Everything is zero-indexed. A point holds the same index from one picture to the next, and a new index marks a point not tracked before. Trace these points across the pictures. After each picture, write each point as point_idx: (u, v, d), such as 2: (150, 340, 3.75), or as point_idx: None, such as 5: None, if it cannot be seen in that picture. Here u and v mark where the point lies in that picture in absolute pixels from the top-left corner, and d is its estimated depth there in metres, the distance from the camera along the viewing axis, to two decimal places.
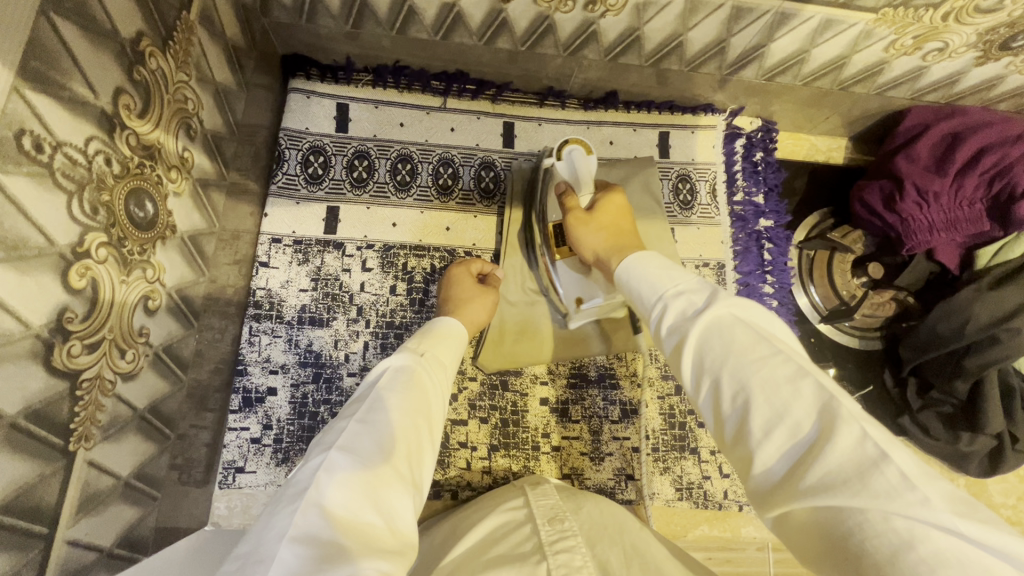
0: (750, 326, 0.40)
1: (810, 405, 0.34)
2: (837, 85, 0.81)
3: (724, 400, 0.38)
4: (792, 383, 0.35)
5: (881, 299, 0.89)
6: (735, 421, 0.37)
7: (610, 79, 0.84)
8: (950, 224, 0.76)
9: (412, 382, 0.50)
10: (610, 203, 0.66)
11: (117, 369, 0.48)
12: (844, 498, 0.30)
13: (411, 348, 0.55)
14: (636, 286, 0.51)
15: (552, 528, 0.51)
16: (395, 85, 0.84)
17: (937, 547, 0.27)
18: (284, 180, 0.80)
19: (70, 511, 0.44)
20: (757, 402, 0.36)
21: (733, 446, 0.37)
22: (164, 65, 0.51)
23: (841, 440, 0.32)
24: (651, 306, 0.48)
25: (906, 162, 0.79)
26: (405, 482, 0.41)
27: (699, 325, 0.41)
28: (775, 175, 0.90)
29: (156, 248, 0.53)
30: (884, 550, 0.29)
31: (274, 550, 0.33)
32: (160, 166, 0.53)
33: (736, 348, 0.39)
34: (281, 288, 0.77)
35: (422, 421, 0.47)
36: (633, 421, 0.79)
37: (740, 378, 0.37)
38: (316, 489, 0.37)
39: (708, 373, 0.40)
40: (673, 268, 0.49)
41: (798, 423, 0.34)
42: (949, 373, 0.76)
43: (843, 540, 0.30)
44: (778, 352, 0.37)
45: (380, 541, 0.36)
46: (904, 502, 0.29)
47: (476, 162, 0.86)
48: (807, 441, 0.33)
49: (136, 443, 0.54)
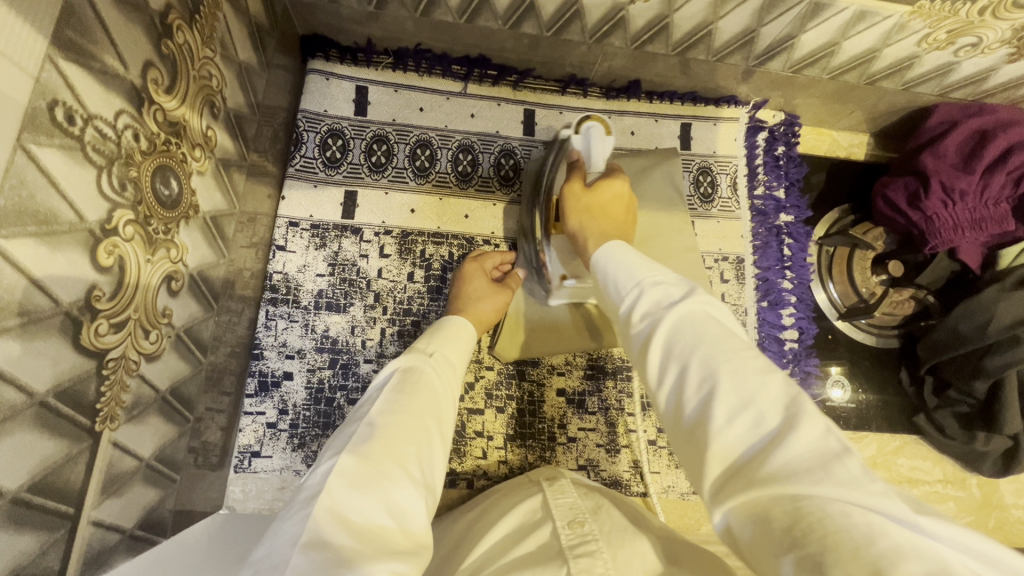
0: (721, 323, 0.40)
1: (777, 401, 0.34)
2: (865, 79, 0.80)
3: (689, 387, 0.37)
4: (761, 378, 0.35)
5: (900, 297, 0.88)
6: (697, 411, 0.36)
7: (634, 68, 0.83)
8: (976, 223, 0.76)
9: (418, 381, 0.49)
10: (619, 182, 0.64)
11: (141, 350, 0.48)
12: (804, 486, 0.30)
13: (416, 348, 0.55)
14: (612, 274, 0.49)
15: (573, 532, 0.50)
16: (416, 69, 0.82)
17: (895, 539, 0.26)
18: (302, 163, 0.79)
19: (96, 492, 0.43)
20: (724, 392, 0.35)
21: (689, 434, 0.36)
22: (190, 39, 0.50)
23: (804, 433, 0.32)
24: (626, 293, 0.46)
25: (933, 158, 0.78)
26: (417, 482, 0.40)
27: (673, 315, 0.41)
28: (797, 169, 0.89)
29: (179, 228, 0.52)
30: (847, 544, 0.26)
31: (286, 555, 0.33)
32: (185, 144, 0.52)
33: (707, 340, 0.38)
34: (298, 273, 0.76)
35: (434, 419, 0.47)
36: (649, 414, 0.78)
37: (711, 366, 0.36)
38: (330, 491, 0.36)
39: (675, 362, 0.39)
40: (649, 262, 0.48)
41: (763, 414, 0.34)
42: (969, 372, 0.76)
43: (797, 532, 0.28)
44: (749, 348, 0.38)
45: (392, 542, 0.36)
46: (860, 490, 0.29)
47: (496, 149, 0.84)
48: (769, 433, 0.33)
49: (157, 425, 0.53)
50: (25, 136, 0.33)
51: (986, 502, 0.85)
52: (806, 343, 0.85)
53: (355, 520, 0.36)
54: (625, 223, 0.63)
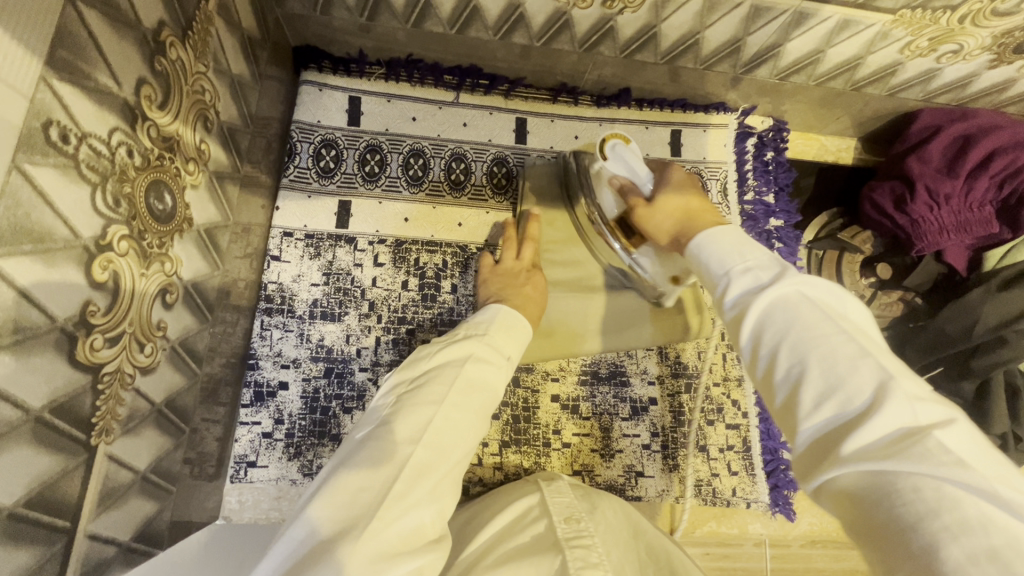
0: (818, 306, 0.41)
1: (867, 378, 0.36)
2: (851, 85, 0.81)
3: (778, 369, 0.40)
4: (855, 358, 0.37)
5: (889, 299, 0.89)
6: (787, 392, 0.39)
7: (623, 76, 0.84)
8: (961, 227, 0.77)
9: (478, 378, 0.50)
10: (674, 178, 0.63)
11: (137, 363, 0.48)
12: (883, 459, 0.32)
13: (496, 338, 0.55)
14: (704, 256, 0.50)
15: (568, 527, 0.51)
16: (408, 79, 0.83)
17: (965, 513, 0.29)
18: (296, 174, 0.79)
19: (92, 505, 0.44)
20: (812, 376, 0.37)
21: (781, 412, 0.39)
22: (183, 55, 0.51)
23: (890, 410, 0.34)
24: (717, 278, 0.48)
25: (918, 162, 0.80)
26: (453, 487, 0.44)
27: (764, 299, 0.42)
28: (786, 174, 0.90)
29: (174, 241, 0.53)
30: (908, 517, 0.30)
31: (346, 540, 0.35)
32: (179, 159, 0.52)
33: (802, 324, 0.40)
34: (292, 283, 0.76)
35: (484, 426, 0.49)
36: (643, 419, 0.79)
37: (801, 352, 0.39)
38: (400, 488, 0.39)
39: (767, 343, 0.41)
40: (748, 242, 0.49)
41: (850, 397, 0.35)
42: (957, 374, 0.77)
43: (872, 506, 0.31)
44: (843, 333, 0.39)
45: (423, 537, 0.39)
46: (936, 459, 0.31)
47: (489, 157, 0.85)
48: (857, 411, 0.35)
49: (154, 437, 0.53)
50: (20, 156, 0.33)
51: None
52: None
53: (406, 522, 0.38)
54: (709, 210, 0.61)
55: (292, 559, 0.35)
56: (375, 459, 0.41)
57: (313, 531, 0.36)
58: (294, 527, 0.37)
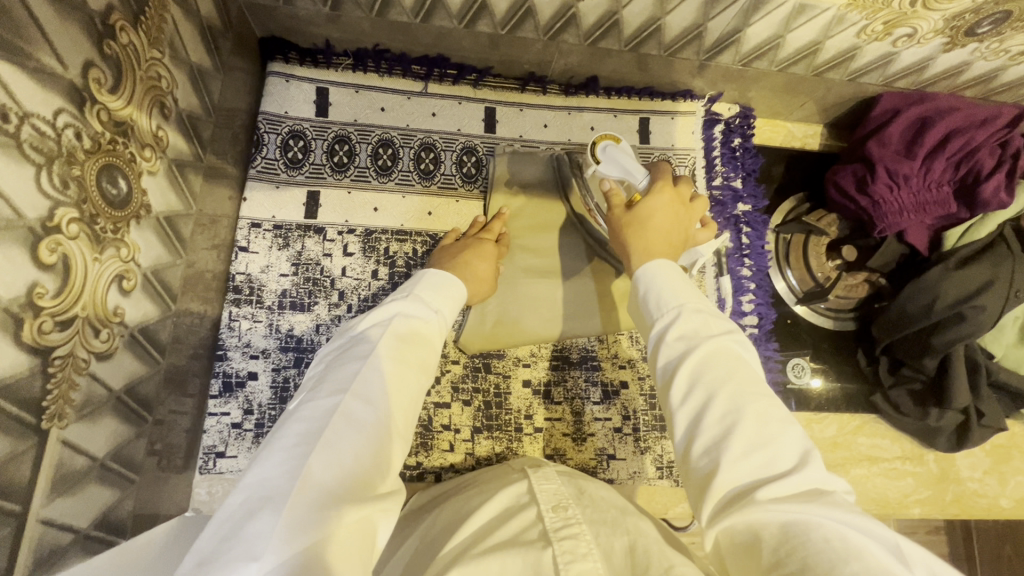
0: (746, 368, 0.45)
1: (784, 445, 0.40)
2: (812, 71, 0.83)
3: (709, 419, 0.43)
4: (779, 425, 0.41)
5: (854, 281, 0.91)
6: (711, 440, 0.42)
7: (590, 65, 0.84)
8: (920, 207, 0.79)
9: (407, 331, 0.51)
10: (665, 203, 0.61)
11: (91, 349, 0.48)
12: (797, 511, 0.36)
13: (421, 296, 0.56)
14: (649, 292, 0.53)
15: (556, 515, 0.50)
16: (375, 69, 0.83)
17: (862, 560, 0.32)
18: (264, 164, 0.79)
19: (45, 490, 0.44)
20: (741, 429, 0.41)
21: (701, 463, 0.41)
22: (135, 40, 0.51)
23: (804, 474, 0.38)
24: (659, 317, 0.51)
25: (878, 145, 0.82)
26: (399, 434, 0.44)
27: (704, 349, 0.46)
28: (753, 160, 0.91)
29: (130, 227, 0.52)
30: (817, 559, 0.33)
31: (284, 491, 0.35)
32: (133, 144, 0.52)
33: (733, 380, 0.44)
34: (261, 273, 0.76)
35: (423, 377, 0.50)
36: (614, 402, 0.79)
37: (732, 404, 0.42)
38: (332, 432, 0.39)
39: (698, 395, 0.44)
40: (692, 288, 0.52)
41: (770, 456, 0.40)
42: (918, 351, 0.79)
43: (783, 549, 0.35)
44: (767, 396, 0.44)
45: (375, 486, 0.39)
46: (842, 516, 0.35)
47: (458, 147, 0.86)
48: (774, 471, 0.39)
49: (113, 425, 0.53)
50: None
51: (942, 476, 0.87)
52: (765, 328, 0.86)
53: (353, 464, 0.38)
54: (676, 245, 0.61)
55: (229, 523, 0.34)
56: (306, 415, 0.41)
57: (249, 494, 0.36)
58: (230, 496, 0.36)
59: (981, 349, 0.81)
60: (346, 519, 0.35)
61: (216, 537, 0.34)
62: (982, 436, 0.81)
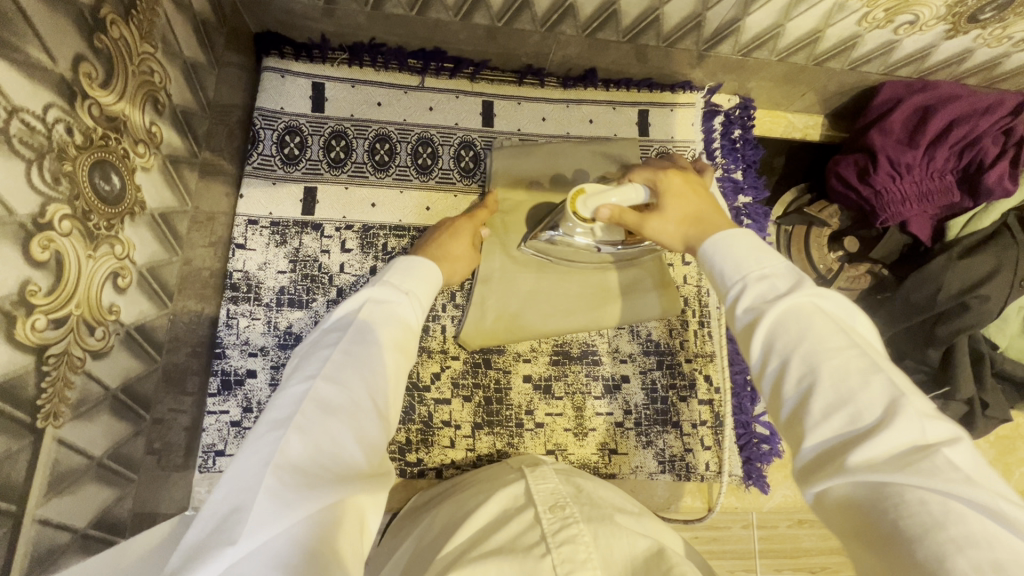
0: (828, 317, 0.41)
1: (877, 397, 0.35)
2: (813, 60, 0.82)
3: (788, 380, 0.39)
4: (866, 375, 0.37)
5: (856, 272, 0.89)
6: (795, 402, 0.38)
7: (588, 56, 0.84)
8: (923, 196, 0.79)
9: (381, 314, 0.51)
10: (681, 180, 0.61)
11: (87, 347, 0.47)
12: (890, 474, 0.32)
13: (394, 278, 0.56)
14: (715, 260, 0.49)
15: (553, 516, 0.50)
16: (372, 64, 0.83)
17: (969, 527, 0.29)
18: (260, 161, 0.78)
19: (42, 489, 0.43)
20: (822, 388, 0.37)
21: (787, 427, 0.39)
22: (127, 33, 0.50)
23: (901, 429, 0.34)
24: (730, 283, 0.46)
25: (880, 135, 0.81)
26: (380, 413, 0.44)
27: (778, 308, 0.42)
28: (753, 151, 0.90)
29: (125, 224, 0.52)
30: (914, 528, 0.30)
31: (257, 481, 0.36)
32: (126, 140, 0.51)
33: (811, 335, 0.40)
34: (258, 270, 0.76)
35: (403, 356, 0.50)
36: (615, 397, 0.79)
37: (811, 362, 0.39)
38: (303, 416, 0.40)
39: (775, 357, 0.41)
40: (763, 247, 0.47)
41: (859, 411, 0.35)
42: (922, 342, 0.78)
43: (877, 514, 0.32)
44: (854, 345, 0.39)
45: (356, 467, 0.40)
46: (947, 479, 0.31)
47: (456, 141, 0.85)
48: (865, 428, 0.35)
49: (110, 423, 0.52)
50: None
51: None
52: None
53: (330, 448, 0.39)
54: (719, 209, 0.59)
55: (213, 518, 0.35)
56: (280, 404, 0.42)
57: (227, 488, 0.37)
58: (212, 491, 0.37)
59: (985, 339, 0.80)
60: (325, 498, 0.36)
61: (202, 533, 0.35)
62: (987, 427, 0.81)
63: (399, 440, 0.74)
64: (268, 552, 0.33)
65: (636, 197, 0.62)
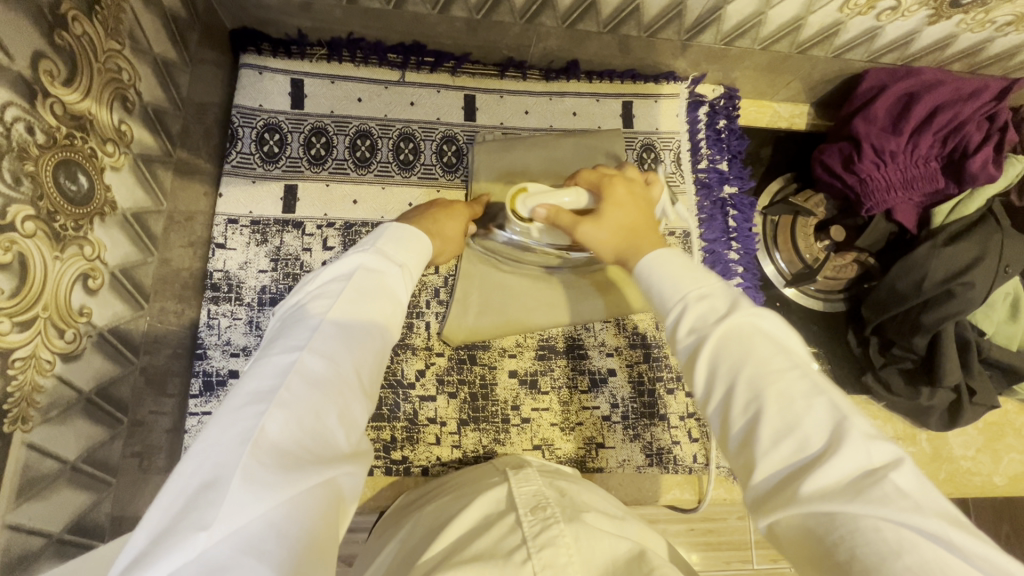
0: (768, 338, 0.40)
1: (822, 422, 0.35)
2: (796, 48, 0.81)
3: (734, 407, 0.39)
4: (810, 399, 0.36)
5: (843, 262, 0.89)
6: (744, 430, 0.38)
7: (570, 48, 0.83)
8: (908, 183, 0.78)
9: (372, 287, 0.50)
10: (621, 193, 0.62)
11: (56, 350, 0.47)
12: (840, 504, 0.32)
13: (385, 249, 0.55)
14: (653, 282, 0.48)
15: (535, 518, 0.48)
16: (351, 59, 0.82)
17: (924, 555, 0.30)
18: (239, 159, 0.78)
19: (11, 494, 0.43)
20: (768, 416, 0.37)
21: (737, 453, 0.38)
22: (91, 30, 0.49)
23: (847, 456, 0.33)
24: (668, 306, 0.46)
25: (864, 122, 0.80)
26: (364, 391, 0.43)
27: (719, 331, 0.41)
28: (739, 142, 0.90)
29: (94, 224, 0.51)
30: (871, 557, 0.30)
31: (235, 458, 0.33)
32: (93, 139, 0.50)
33: (755, 358, 0.39)
34: (239, 270, 0.75)
35: (389, 331, 0.50)
36: (602, 390, 0.78)
37: (756, 387, 0.38)
38: (287, 390, 0.38)
39: (720, 382, 0.40)
40: (696, 268, 0.48)
41: (807, 438, 0.35)
42: (908, 330, 0.78)
43: (832, 544, 0.32)
44: (795, 367, 0.38)
45: (341, 448, 0.39)
46: (897, 507, 0.31)
47: (438, 136, 0.84)
48: (814, 455, 0.35)
49: (83, 426, 0.52)
50: None
51: (935, 455, 0.86)
52: None
53: (316, 426, 0.38)
54: (652, 226, 0.60)
55: (183, 496, 0.33)
56: (261, 375, 0.39)
57: (199, 461, 0.34)
58: (181, 465, 0.34)
59: (973, 326, 0.80)
60: (309, 480, 0.35)
61: (169, 509, 0.32)
62: (974, 414, 0.80)
63: (384, 438, 0.73)
64: (245, 535, 0.31)
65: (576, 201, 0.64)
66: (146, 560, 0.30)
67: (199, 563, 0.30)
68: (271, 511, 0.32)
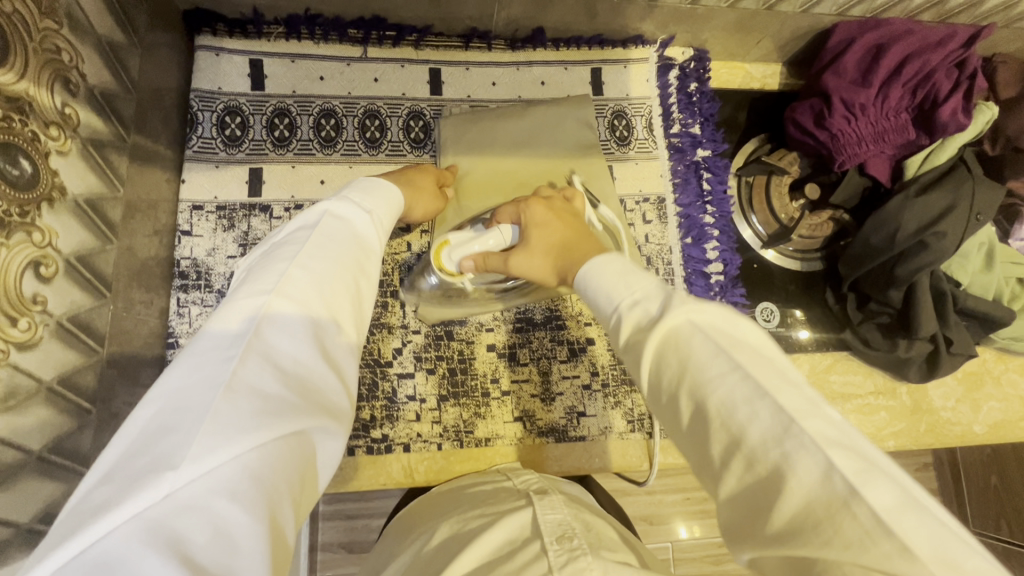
0: (706, 334, 0.37)
1: (771, 434, 0.32)
2: (762, 4, 0.79)
3: (684, 416, 0.37)
4: (755, 404, 0.33)
5: (818, 220, 0.89)
6: (699, 443, 0.36)
7: (534, 15, 0.81)
8: (879, 136, 0.78)
9: (342, 233, 0.49)
10: (539, 211, 0.65)
11: (9, 338, 0.46)
12: (808, 544, 0.30)
13: (352, 196, 0.53)
14: (593, 291, 0.47)
15: (561, 547, 0.43)
16: (310, 37, 0.79)
17: None
18: (200, 144, 0.76)
19: None
20: (714, 429, 0.34)
21: (699, 467, 0.37)
22: (21, 8, 0.48)
23: (804, 476, 0.30)
24: (608, 316, 0.45)
25: (834, 77, 0.79)
26: (338, 341, 0.43)
27: (654, 338, 0.39)
28: (710, 104, 0.89)
29: (43, 210, 0.50)
30: None
31: (205, 402, 0.32)
32: (34, 121, 0.49)
33: (691, 364, 0.36)
34: (207, 256, 0.74)
35: (364, 280, 0.49)
36: (581, 359, 0.78)
37: (699, 398, 0.36)
38: (259, 335, 0.37)
39: (664, 387, 0.39)
40: (633, 273, 0.46)
41: (756, 452, 0.32)
42: (883, 283, 0.78)
43: None
44: (735, 366, 0.35)
45: (321, 396, 0.38)
46: (879, 552, 0.28)
47: (404, 112, 0.83)
48: (770, 475, 0.32)
49: (47, 416, 0.51)
50: None
51: (916, 408, 0.87)
52: (730, 274, 0.85)
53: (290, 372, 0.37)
54: (582, 233, 0.63)
55: (140, 438, 0.32)
56: (228, 321, 0.38)
57: (162, 408, 0.33)
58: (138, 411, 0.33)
59: (947, 278, 0.80)
60: (286, 426, 0.34)
61: (129, 454, 0.31)
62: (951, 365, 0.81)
63: (364, 418, 0.73)
64: (213, 478, 0.30)
65: (500, 242, 0.65)
66: (112, 502, 0.28)
67: (169, 502, 0.29)
68: (245, 451, 0.31)
